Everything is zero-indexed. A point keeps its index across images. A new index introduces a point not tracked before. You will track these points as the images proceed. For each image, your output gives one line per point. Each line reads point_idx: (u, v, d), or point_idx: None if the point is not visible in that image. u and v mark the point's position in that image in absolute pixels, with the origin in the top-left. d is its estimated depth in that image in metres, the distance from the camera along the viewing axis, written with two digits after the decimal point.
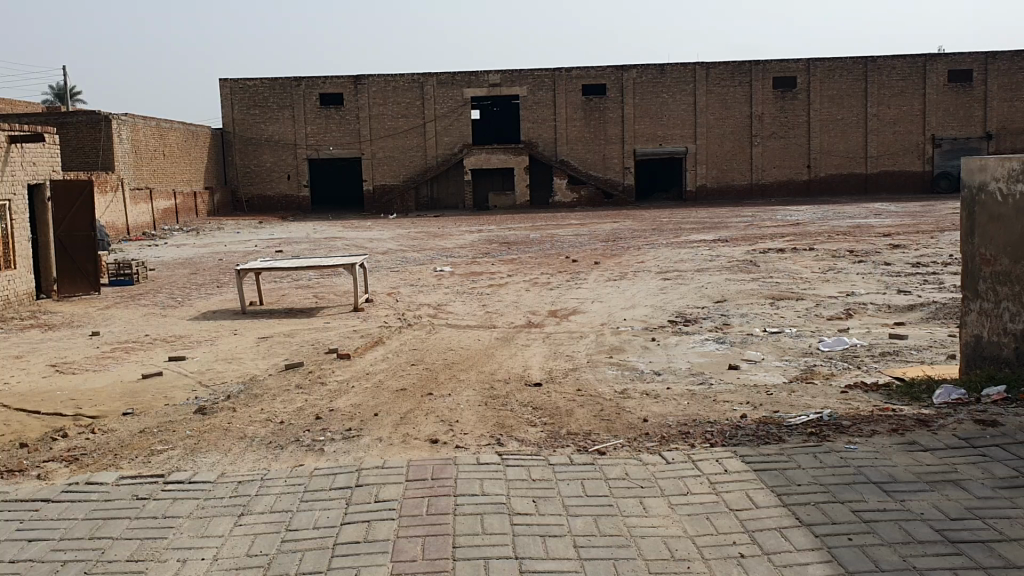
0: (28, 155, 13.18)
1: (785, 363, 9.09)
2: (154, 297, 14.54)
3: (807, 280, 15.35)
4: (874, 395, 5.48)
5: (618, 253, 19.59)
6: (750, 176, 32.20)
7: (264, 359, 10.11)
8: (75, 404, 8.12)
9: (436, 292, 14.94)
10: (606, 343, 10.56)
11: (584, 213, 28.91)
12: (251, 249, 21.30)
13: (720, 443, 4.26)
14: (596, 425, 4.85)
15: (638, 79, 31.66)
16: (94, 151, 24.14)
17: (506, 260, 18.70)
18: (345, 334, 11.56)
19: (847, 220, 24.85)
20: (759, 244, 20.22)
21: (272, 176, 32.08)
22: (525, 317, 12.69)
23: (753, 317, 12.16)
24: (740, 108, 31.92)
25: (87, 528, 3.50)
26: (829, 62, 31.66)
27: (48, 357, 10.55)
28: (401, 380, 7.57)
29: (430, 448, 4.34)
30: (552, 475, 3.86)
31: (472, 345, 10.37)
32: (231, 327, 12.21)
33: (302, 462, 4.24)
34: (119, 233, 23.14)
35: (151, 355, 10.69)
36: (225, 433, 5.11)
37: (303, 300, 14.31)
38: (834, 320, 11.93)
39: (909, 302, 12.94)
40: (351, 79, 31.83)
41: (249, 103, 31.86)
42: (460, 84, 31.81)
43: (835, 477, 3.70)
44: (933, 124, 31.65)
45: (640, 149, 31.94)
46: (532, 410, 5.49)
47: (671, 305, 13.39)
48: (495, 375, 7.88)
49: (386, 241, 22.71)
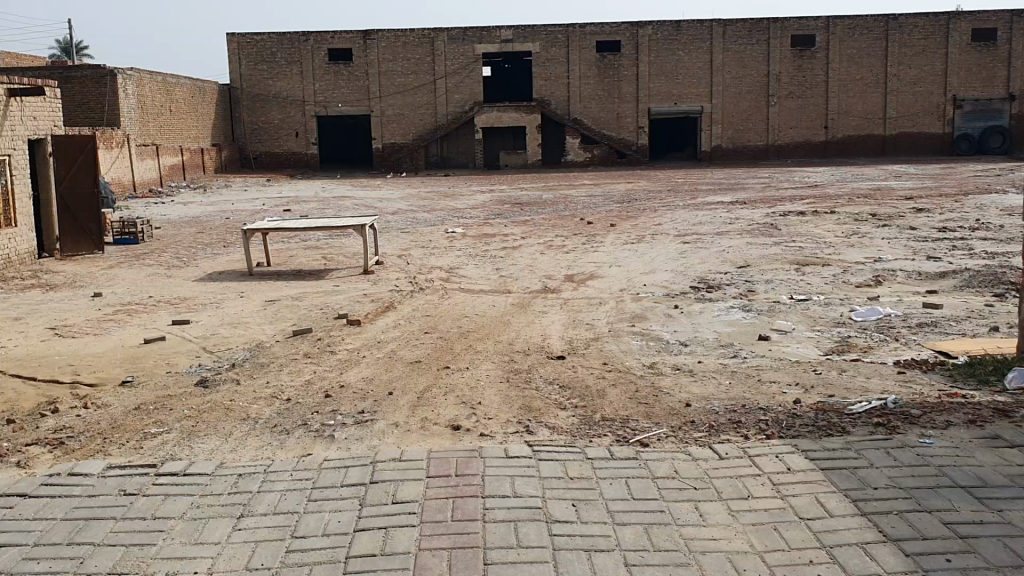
0: (28, 109, 12.66)
1: (817, 334, 8.64)
2: (160, 257, 14.12)
3: (831, 245, 14.79)
4: (934, 376, 5.01)
5: (634, 214, 19.07)
6: (766, 136, 31.43)
7: (271, 325, 9.70)
8: (73, 372, 7.73)
9: (448, 254, 14.45)
10: (627, 311, 10.08)
11: (597, 173, 28.33)
12: (257, 208, 20.84)
13: (776, 435, 3.81)
14: (634, 410, 4.40)
15: (654, 37, 30.88)
16: (99, 106, 23.60)
17: (520, 221, 18.22)
18: (355, 297, 11.14)
19: (867, 182, 24.24)
20: (779, 207, 19.62)
21: (280, 133, 31.50)
22: (541, 281, 12.24)
23: (779, 284, 11.69)
24: (757, 67, 31.11)
25: (66, 531, 3.08)
26: (850, 19, 30.76)
27: (48, 320, 10.15)
28: (415, 352, 7.12)
29: (452, 437, 3.90)
30: (592, 473, 3.41)
31: (487, 312, 9.94)
32: (237, 290, 11.77)
33: (310, 451, 3.80)
34: (125, 190, 22.70)
35: (155, 318, 10.29)
36: (226, 413, 4.67)
37: (311, 262, 13.84)
38: (863, 288, 11.41)
39: (941, 269, 12.40)
40: (360, 34, 31.08)
41: (258, 58, 31.17)
42: (471, 40, 31.09)
43: (917, 479, 3.25)
44: (955, 85, 30.78)
45: (656, 108, 31.21)
46: (561, 391, 5.05)
47: (692, 270, 12.90)
48: (514, 347, 7.45)
49: (396, 200, 22.23)
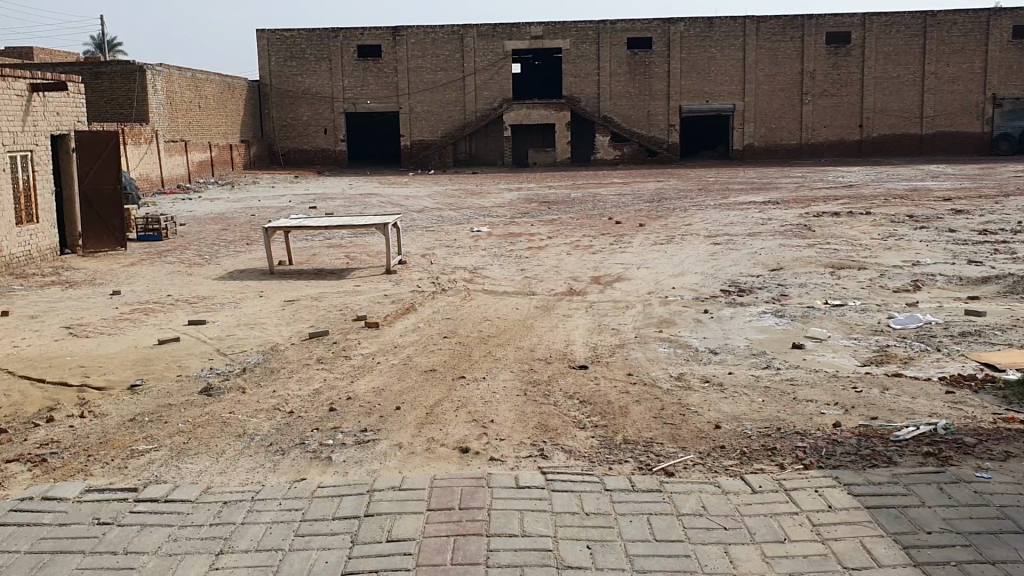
0: (51, 104, 12.50)
1: (854, 343, 8.22)
2: (182, 254, 13.94)
3: (867, 248, 14.31)
4: (986, 396, 4.61)
5: (663, 214, 18.66)
6: (799, 135, 30.81)
7: (288, 326, 9.44)
8: (82, 375, 7.50)
9: (472, 254, 14.15)
10: (654, 315, 9.73)
11: (626, 172, 27.90)
12: (283, 205, 20.65)
13: (815, 465, 3.46)
14: (659, 432, 4.06)
15: (686, 33, 30.39)
16: (128, 101, 23.53)
17: (547, 220, 17.87)
18: (375, 298, 10.86)
19: (903, 182, 23.62)
20: (812, 208, 19.11)
21: (309, 130, 31.36)
22: (566, 283, 11.90)
23: (812, 288, 11.25)
24: (791, 64, 30.51)
25: (28, 567, 2.81)
26: (886, 16, 30.07)
27: (65, 319, 9.96)
28: (430, 360, 6.80)
29: (457, 461, 3.58)
30: (610, 508, 3.08)
31: (509, 315, 9.61)
32: (256, 289, 11.52)
33: (304, 477, 3.50)
34: (153, 186, 22.61)
35: (171, 318, 10.07)
36: (223, 428, 4.39)
37: (333, 261, 13.59)
38: (901, 293, 10.96)
39: (983, 274, 11.89)
40: (389, 31, 30.87)
41: (287, 55, 31.06)
42: (501, 36, 30.79)
43: (976, 522, 2.88)
44: (994, 83, 30.02)
45: (687, 106, 30.73)
46: (580, 406, 4.72)
47: (723, 273, 12.49)
48: (535, 354, 7.12)
49: (422, 198, 21.95)
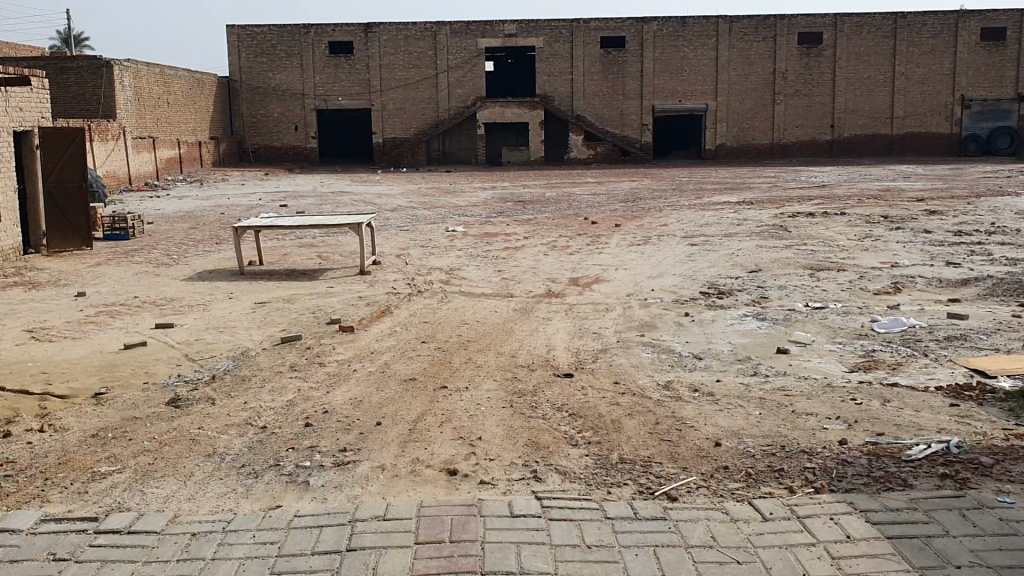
0: (13, 100, 12.08)
1: (839, 347, 8.06)
2: (150, 254, 13.56)
3: (844, 248, 14.22)
4: (991, 409, 4.46)
5: (639, 214, 18.51)
6: (771, 135, 30.82)
7: (260, 330, 9.13)
8: (44, 383, 7.16)
9: (447, 254, 13.90)
10: (636, 318, 9.52)
11: (601, 171, 27.75)
12: (254, 203, 20.27)
13: (826, 490, 3.28)
14: (657, 450, 3.85)
15: (659, 32, 30.28)
16: (95, 98, 23.01)
17: (522, 220, 17.67)
18: (349, 300, 10.57)
19: (876, 182, 23.67)
20: (788, 208, 19.02)
21: (279, 127, 30.91)
22: (544, 284, 11.67)
23: (793, 290, 11.11)
24: (763, 64, 30.50)
25: None
26: (858, 17, 30.14)
27: (27, 322, 9.58)
28: (409, 367, 6.56)
29: (446, 485, 3.36)
30: (613, 540, 2.88)
31: (488, 317, 9.38)
32: (226, 291, 11.20)
33: (280, 504, 3.26)
34: (120, 183, 22.12)
35: (138, 321, 9.72)
36: (191, 446, 4.12)
37: (305, 261, 13.28)
38: (882, 295, 10.84)
39: (963, 276, 11.81)
40: (361, 27, 30.49)
41: (257, 50, 30.58)
42: (474, 34, 30.51)
43: (1005, 555, 2.72)
44: (963, 84, 30.20)
45: (660, 105, 30.64)
46: (571, 420, 4.50)
47: (702, 274, 12.33)
48: (517, 361, 6.89)
49: (395, 196, 21.67)
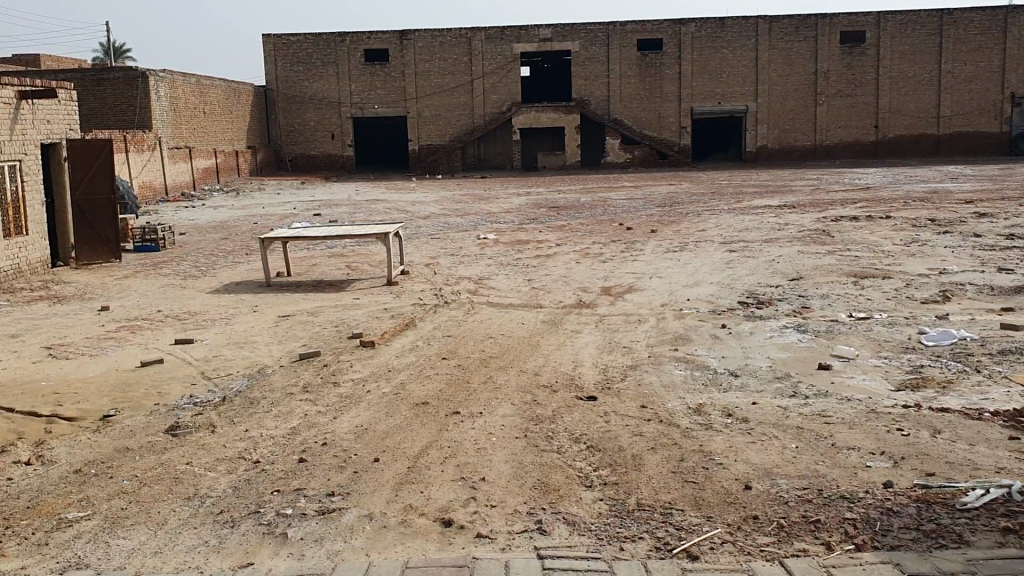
0: (40, 113, 11.92)
1: (884, 361, 7.54)
2: (177, 265, 13.36)
3: (889, 254, 13.63)
4: None
5: (676, 219, 18.04)
6: (813, 137, 30.10)
7: (279, 345, 8.83)
8: (53, 402, 6.88)
9: (477, 263, 13.55)
10: (668, 330, 9.08)
11: (638, 175, 27.26)
12: (287, 212, 20.11)
13: (869, 547, 2.88)
14: (678, 495, 3.45)
15: (697, 34, 29.76)
16: (131, 109, 23.03)
17: (557, 226, 17.30)
18: (373, 313, 10.25)
19: (921, 183, 22.97)
20: (829, 212, 18.42)
21: (315, 135, 30.84)
22: (575, 294, 11.27)
23: (835, 299, 10.60)
24: (804, 65, 29.81)
25: None
26: (901, 14, 29.34)
27: (48, 337, 9.36)
28: (425, 389, 6.20)
29: (438, 541, 3.04)
30: None
31: (514, 330, 9.01)
32: (250, 304, 10.94)
33: (252, 561, 2.96)
34: (157, 194, 22.11)
35: (159, 335, 9.46)
36: (173, 488, 3.81)
37: (333, 271, 13.01)
38: (929, 304, 10.31)
39: (1016, 284, 11.19)
40: (396, 34, 30.35)
41: (293, 59, 30.55)
42: (509, 39, 30.21)
43: None
44: (1013, 82, 29.33)
45: (698, 108, 30.09)
46: (587, 455, 4.12)
47: (740, 283, 11.85)
48: (539, 381, 6.50)
49: (429, 204, 21.41)
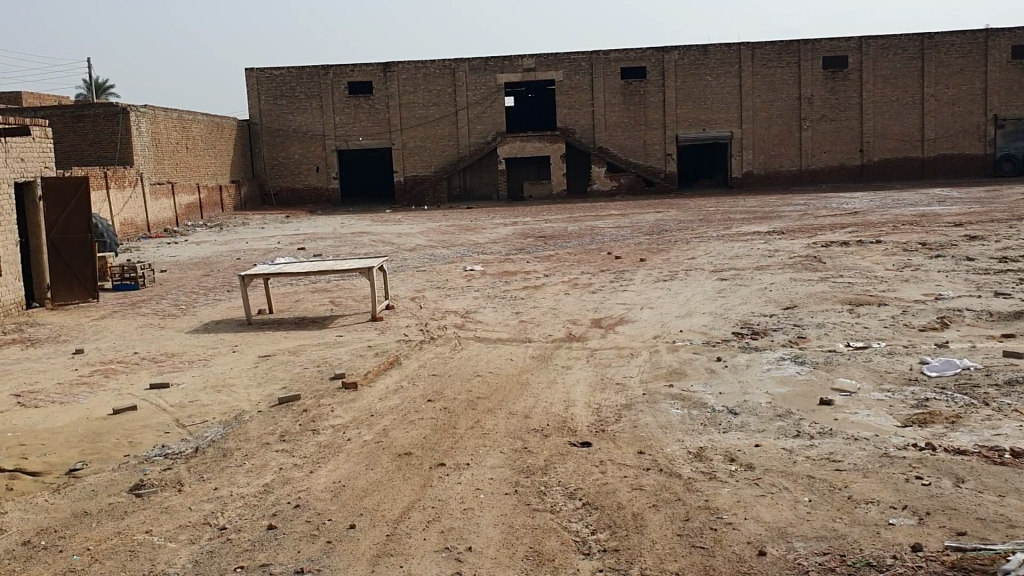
0: (15, 151, 11.56)
1: (887, 393, 7.14)
2: (157, 304, 12.97)
3: (883, 280, 13.38)
4: None
5: (665, 247, 17.79)
6: (799, 161, 30.05)
7: (259, 387, 8.45)
8: (17, 453, 6.47)
9: (464, 296, 13.22)
10: (663, 365, 8.75)
11: (625, 203, 27.01)
12: (271, 247, 19.75)
13: None
14: (686, 563, 3.24)
15: (680, 62, 29.76)
16: (112, 144, 22.68)
17: (544, 256, 17.03)
18: (356, 351, 9.89)
19: (908, 207, 22.86)
20: (819, 237, 18.19)
21: (300, 168, 30.59)
22: (565, 327, 10.93)
23: (830, 328, 10.30)
24: (788, 91, 29.80)
25: None
26: (883, 39, 29.35)
27: (18, 384, 8.94)
28: (408, 438, 5.82)
29: None
30: None
31: (504, 368, 8.68)
32: (230, 344, 10.54)
33: None
34: (138, 231, 21.72)
35: (135, 379, 9.06)
36: (130, 564, 3.55)
37: (317, 308, 12.63)
38: (927, 332, 9.98)
39: (1014, 308, 10.91)
40: (379, 67, 30.23)
41: (276, 93, 30.31)
42: (493, 69, 30.07)
43: None
44: (995, 104, 29.30)
45: (683, 134, 29.99)
46: (584, 512, 3.84)
47: (733, 313, 11.55)
48: (529, 425, 6.14)
49: (415, 235, 21.14)
